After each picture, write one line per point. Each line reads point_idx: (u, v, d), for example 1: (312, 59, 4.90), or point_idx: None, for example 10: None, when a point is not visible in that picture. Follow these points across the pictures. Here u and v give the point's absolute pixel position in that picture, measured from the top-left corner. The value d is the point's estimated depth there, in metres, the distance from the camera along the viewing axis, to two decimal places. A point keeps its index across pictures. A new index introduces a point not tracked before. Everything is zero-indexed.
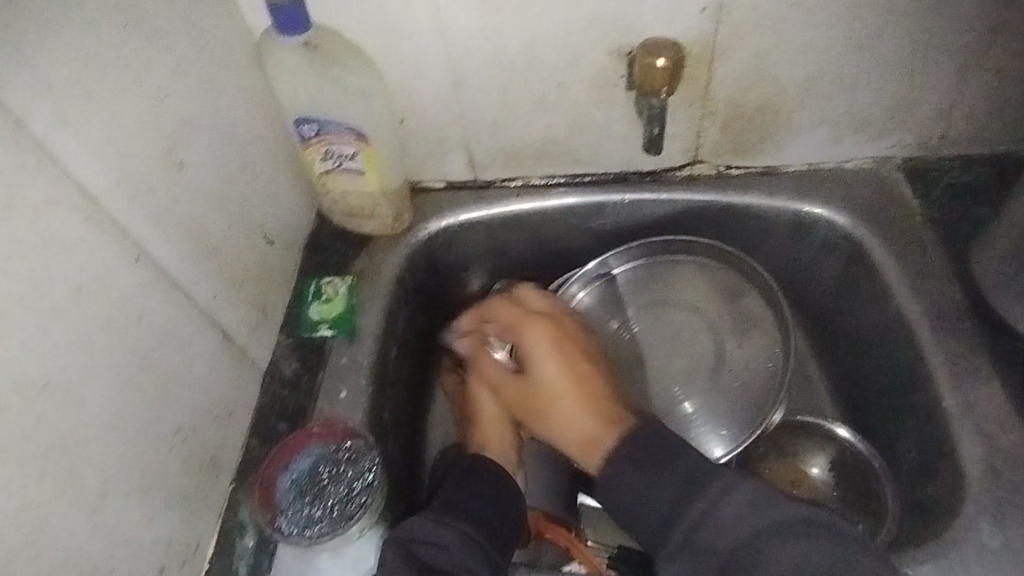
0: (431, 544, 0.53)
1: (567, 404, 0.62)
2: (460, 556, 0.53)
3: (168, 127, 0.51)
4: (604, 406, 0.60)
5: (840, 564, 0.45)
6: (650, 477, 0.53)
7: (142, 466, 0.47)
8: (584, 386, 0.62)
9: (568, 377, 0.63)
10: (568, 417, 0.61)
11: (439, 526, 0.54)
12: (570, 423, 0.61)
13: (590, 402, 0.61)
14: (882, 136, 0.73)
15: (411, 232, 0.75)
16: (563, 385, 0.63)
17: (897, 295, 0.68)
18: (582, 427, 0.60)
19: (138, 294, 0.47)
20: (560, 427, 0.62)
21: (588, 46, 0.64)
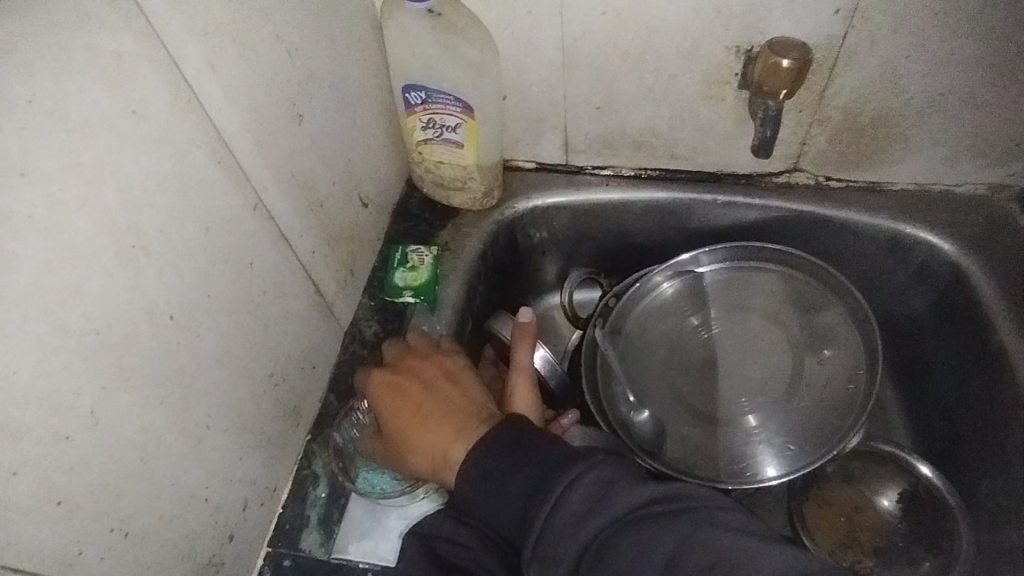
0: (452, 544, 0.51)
1: (418, 429, 0.55)
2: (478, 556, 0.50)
3: (293, 82, 0.52)
4: (441, 426, 0.54)
5: (676, 552, 0.40)
6: (502, 474, 0.48)
7: (238, 405, 0.50)
8: (429, 409, 0.56)
9: (409, 408, 0.57)
10: (417, 441, 0.55)
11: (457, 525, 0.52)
12: (415, 452, 0.55)
13: (420, 429, 0.55)
14: (1004, 162, 0.69)
15: (497, 209, 0.75)
16: (407, 417, 0.56)
17: (1000, 331, 0.64)
18: (433, 446, 0.54)
19: (251, 241, 0.49)
20: (410, 457, 0.56)
21: (707, 40, 0.63)
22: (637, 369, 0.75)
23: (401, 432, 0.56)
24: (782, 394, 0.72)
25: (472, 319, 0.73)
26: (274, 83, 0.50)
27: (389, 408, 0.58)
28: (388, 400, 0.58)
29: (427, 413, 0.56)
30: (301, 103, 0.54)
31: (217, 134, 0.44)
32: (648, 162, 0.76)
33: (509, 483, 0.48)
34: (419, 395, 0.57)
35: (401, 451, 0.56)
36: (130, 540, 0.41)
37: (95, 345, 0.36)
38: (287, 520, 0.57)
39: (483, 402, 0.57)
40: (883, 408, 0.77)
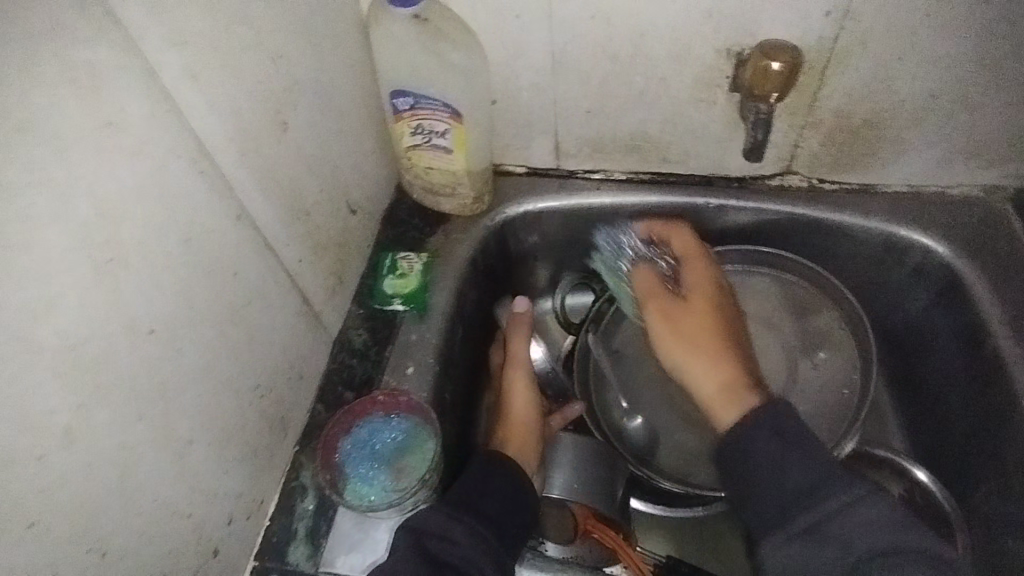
0: (443, 539, 0.53)
1: (701, 356, 0.65)
2: (468, 551, 0.53)
3: (277, 89, 0.51)
4: (736, 355, 0.66)
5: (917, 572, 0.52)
6: (797, 461, 0.57)
7: (223, 418, 0.49)
8: (730, 343, 0.66)
9: (721, 318, 0.68)
10: (700, 370, 0.65)
11: (450, 521, 0.54)
12: (695, 347, 0.66)
13: (721, 346, 0.66)
14: (997, 163, 0.69)
15: (488, 214, 0.75)
16: (712, 327, 0.67)
17: (994, 334, 0.64)
18: (716, 370, 0.64)
19: (235, 251, 0.48)
20: (692, 358, 0.66)
21: (697, 42, 0.62)
22: (629, 376, 0.74)
23: (676, 335, 0.67)
24: (779, 399, 0.71)
25: (463, 325, 0.72)
26: (257, 90, 0.49)
27: (691, 318, 0.67)
28: (701, 310, 0.67)
29: (730, 332, 0.67)
30: (286, 111, 0.53)
31: (198, 143, 0.43)
32: (640, 167, 0.76)
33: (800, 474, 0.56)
34: (707, 312, 0.67)
35: (688, 340, 0.66)
36: (110, 559, 0.40)
37: (67, 361, 0.35)
38: (275, 533, 0.56)
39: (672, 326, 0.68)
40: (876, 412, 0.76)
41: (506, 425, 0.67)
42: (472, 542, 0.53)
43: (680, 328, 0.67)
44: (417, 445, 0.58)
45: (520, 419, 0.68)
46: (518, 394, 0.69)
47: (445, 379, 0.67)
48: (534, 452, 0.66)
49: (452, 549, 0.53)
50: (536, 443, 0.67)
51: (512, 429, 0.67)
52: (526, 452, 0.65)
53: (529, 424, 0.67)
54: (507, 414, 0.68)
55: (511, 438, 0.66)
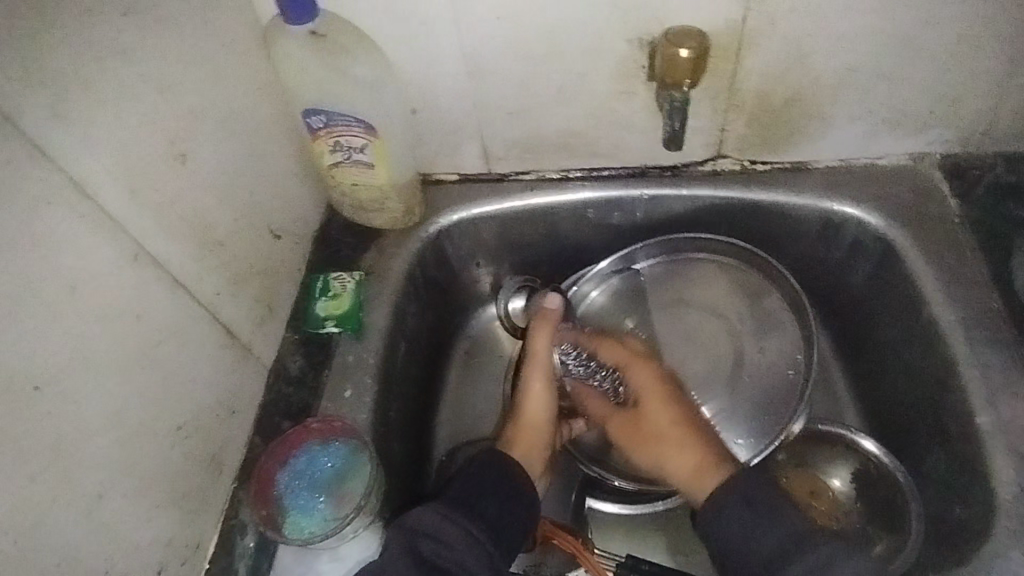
0: (436, 541, 0.55)
1: (665, 441, 0.66)
2: (461, 556, 0.55)
3: (169, 120, 0.50)
4: (696, 434, 0.66)
5: None
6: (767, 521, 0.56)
7: (140, 466, 0.47)
8: (690, 418, 0.67)
9: (672, 407, 0.68)
10: (669, 456, 0.66)
11: (443, 521, 0.56)
12: (659, 439, 0.67)
13: (680, 431, 0.66)
14: (920, 131, 0.69)
15: (421, 225, 0.73)
16: (665, 414, 0.67)
17: (931, 303, 0.63)
18: (681, 454, 0.65)
19: (135, 292, 0.47)
20: (662, 450, 0.66)
21: (608, 36, 0.61)
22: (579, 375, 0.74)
23: (631, 434, 0.69)
24: (725, 386, 0.70)
25: (404, 341, 0.70)
26: (144, 125, 0.47)
27: (655, 405, 0.68)
28: (655, 399, 0.68)
29: (692, 417, 0.67)
30: (184, 142, 0.51)
31: (75, 184, 0.42)
32: (570, 163, 0.74)
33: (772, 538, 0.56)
34: (668, 411, 0.68)
35: (649, 444, 0.67)
36: None
37: None
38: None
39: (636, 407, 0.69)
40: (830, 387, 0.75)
41: (514, 428, 0.69)
42: (467, 544, 0.55)
43: (641, 431, 0.69)
44: (353, 472, 0.57)
45: (535, 424, 0.69)
46: (535, 398, 0.70)
47: (387, 398, 0.66)
48: (541, 459, 0.68)
49: (446, 554, 0.55)
50: (545, 449, 0.69)
51: (521, 432, 0.68)
52: (530, 454, 0.68)
53: (541, 428, 0.69)
54: (523, 414, 0.69)
55: (520, 441, 0.68)
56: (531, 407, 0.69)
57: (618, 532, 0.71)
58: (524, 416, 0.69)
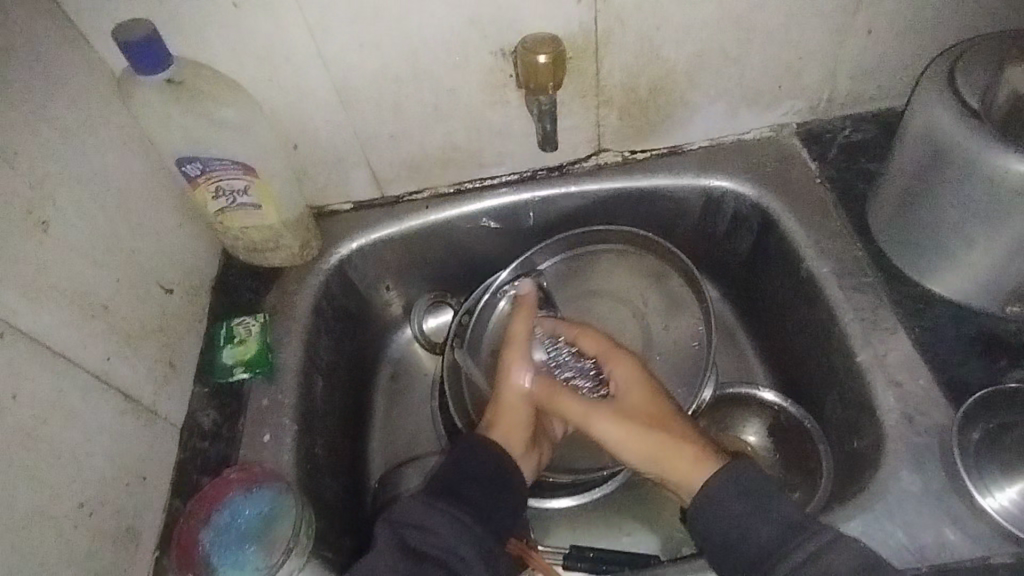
0: (419, 529, 0.55)
1: (658, 432, 0.62)
2: (449, 541, 0.55)
3: (23, 189, 0.48)
4: (682, 433, 0.61)
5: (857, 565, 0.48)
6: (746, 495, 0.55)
7: (42, 551, 0.45)
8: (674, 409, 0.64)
9: (656, 397, 0.64)
10: (658, 452, 0.61)
11: (430, 510, 0.56)
12: (646, 429, 0.62)
13: (667, 420, 0.63)
14: (774, 105, 0.75)
15: (321, 257, 0.73)
16: (647, 405, 0.64)
17: (806, 258, 0.69)
18: (675, 455, 0.60)
19: (9, 371, 0.45)
20: (655, 441, 0.61)
21: (472, 51, 0.63)
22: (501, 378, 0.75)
23: (621, 429, 0.63)
24: None
25: (322, 376, 0.70)
26: None
27: (642, 399, 0.64)
28: (641, 391, 0.65)
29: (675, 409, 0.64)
30: (44, 209, 0.49)
31: None
32: (462, 176, 0.76)
33: (755, 530, 0.53)
34: (659, 403, 0.63)
35: (644, 437, 0.62)
36: None
37: None
38: None
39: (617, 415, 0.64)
40: (739, 352, 0.79)
41: (494, 414, 0.66)
42: (455, 534, 0.55)
43: (635, 421, 0.63)
44: (279, 514, 0.55)
45: (512, 405, 0.66)
46: (518, 376, 0.67)
47: (310, 435, 0.65)
48: (528, 438, 0.66)
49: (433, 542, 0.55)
50: (527, 429, 0.66)
51: (499, 412, 0.66)
52: (512, 437, 0.65)
53: (518, 412, 0.66)
54: (504, 394, 0.67)
55: (502, 426, 0.65)
56: (513, 395, 0.67)
57: (561, 527, 0.72)
58: (501, 403, 0.66)
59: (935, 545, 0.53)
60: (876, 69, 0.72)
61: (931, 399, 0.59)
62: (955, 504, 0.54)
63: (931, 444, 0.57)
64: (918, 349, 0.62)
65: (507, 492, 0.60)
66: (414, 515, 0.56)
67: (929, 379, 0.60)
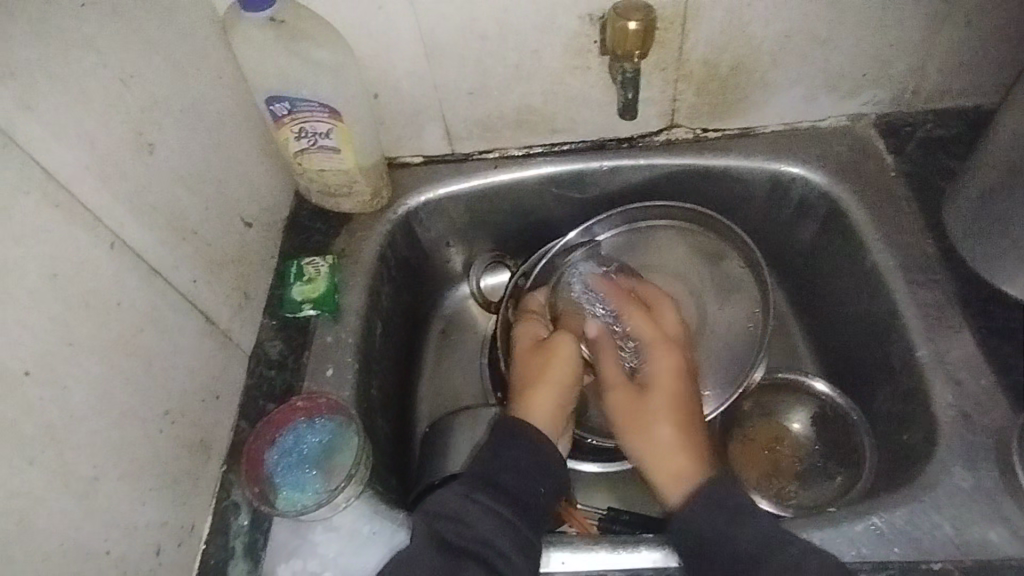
0: (453, 520, 0.54)
1: (653, 435, 0.62)
2: (485, 531, 0.54)
3: (135, 110, 0.50)
4: (665, 441, 0.62)
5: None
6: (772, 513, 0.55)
7: (130, 451, 0.49)
8: (694, 419, 0.64)
9: (675, 404, 0.64)
10: (654, 449, 0.62)
11: (465, 502, 0.55)
12: (648, 425, 0.63)
13: (671, 426, 0.62)
14: (856, 93, 0.74)
15: (390, 207, 0.75)
16: (668, 411, 0.63)
17: (873, 250, 0.68)
18: (670, 461, 0.61)
19: (114, 281, 0.48)
20: (654, 442, 0.62)
21: (561, 13, 0.63)
22: None
23: (627, 407, 0.65)
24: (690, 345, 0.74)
25: (381, 321, 0.72)
26: (109, 114, 0.48)
27: (657, 398, 0.64)
28: (660, 387, 0.64)
29: (693, 419, 0.64)
30: (149, 132, 0.52)
31: (50, 179, 0.43)
32: (532, 139, 0.77)
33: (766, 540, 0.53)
34: (685, 412, 0.63)
35: (641, 429, 0.63)
36: None
37: None
38: (211, 556, 0.56)
39: (616, 404, 0.65)
40: (790, 341, 0.80)
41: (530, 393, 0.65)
42: (496, 526, 0.54)
43: (632, 414, 0.64)
44: (342, 443, 0.58)
45: (551, 382, 0.66)
46: (566, 355, 0.67)
47: (368, 376, 0.67)
48: (559, 419, 0.65)
49: (469, 535, 0.53)
50: (561, 409, 0.66)
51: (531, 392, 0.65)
52: (542, 416, 0.64)
53: (553, 389, 0.66)
54: (547, 367, 0.67)
55: (538, 402, 0.65)
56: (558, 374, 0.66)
57: (598, 491, 0.74)
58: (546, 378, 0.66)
59: (981, 542, 0.53)
60: (969, 63, 0.70)
61: (991, 400, 0.58)
62: (1005, 504, 0.54)
63: (985, 444, 0.57)
64: (982, 350, 0.61)
65: (547, 480, 0.59)
66: (447, 507, 0.55)
67: (990, 380, 0.59)
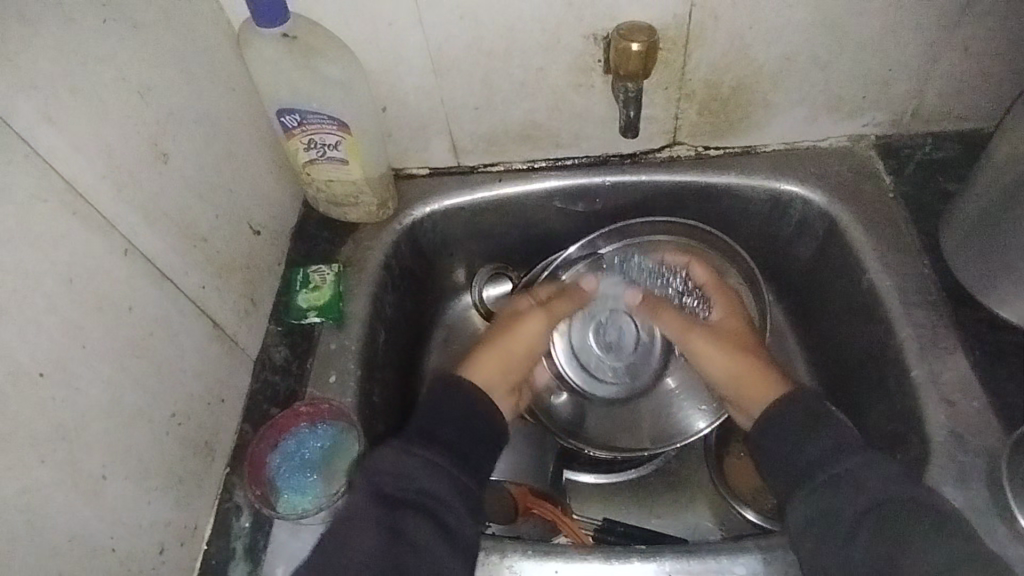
0: (393, 475, 0.56)
1: (740, 356, 0.71)
2: (426, 482, 0.57)
3: (152, 122, 0.52)
4: (746, 357, 0.71)
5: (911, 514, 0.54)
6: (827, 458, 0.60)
7: (137, 451, 0.50)
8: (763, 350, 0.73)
9: (747, 340, 0.73)
10: (740, 365, 0.70)
11: (404, 455, 0.58)
12: (731, 349, 0.71)
13: (749, 355, 0.71)
14: (857, 114, 0.75)
15: (396, 217, 0.76)
16: (740, 341, 0.73)
17: (870, 269, 0.69)
18: (754, 372, 0.70)
19: (126, 285, 0.49)
20: (738, 363, 0.70)
21: (566, 32, 0.65)
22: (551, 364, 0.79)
23: (712, 346, 0.72)
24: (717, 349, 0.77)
25: (384, 329, 0.73)
26: (126, 124, 0.50)
27: (735, 336, 0.73)
28: (732, 327, 0.74)
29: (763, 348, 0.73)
30: (164, 142, 0.54)
31: (70, 188, 0.45)
32: (536, 154, 0.78)
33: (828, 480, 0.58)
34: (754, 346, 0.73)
35: (728, 349, 0.72)
36: None
37: None
38: (213, 555, 0.57)
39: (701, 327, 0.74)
40: (787, 356, 0.81)
41: (485, 362, 0.71)
42: (428, 472, 0.57)
43: (722, 338, 0.73)
44: (344, 449, 0.60)
45: (505, 353, 0.71)
46: (531, 337, 0.72)
47: (370, 383, 0.69)
48: (503, 384, 0.71)
49: (408, 487, 0.56)
50: (508, 379, 0.71)
51: (489, 361, 0.71)
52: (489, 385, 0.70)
53: (505, 362, 0.71)
54: (510, 339, 0.72)
55: (490, 364, 0.70)
56: (516, 349, 0.72)
57: (595, 502, 0.75)
58: (499, 355, 0.71)
59: None
60: (967, 88, 0.71)
61: (982, 421, 0.59)
62: (994, 524, 0.55)
63: (976, 464, 0.57)
64: (974, 371, 0.62)
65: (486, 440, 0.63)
66: (388, 459, 0.57)
67: (983, 401, 0.60)
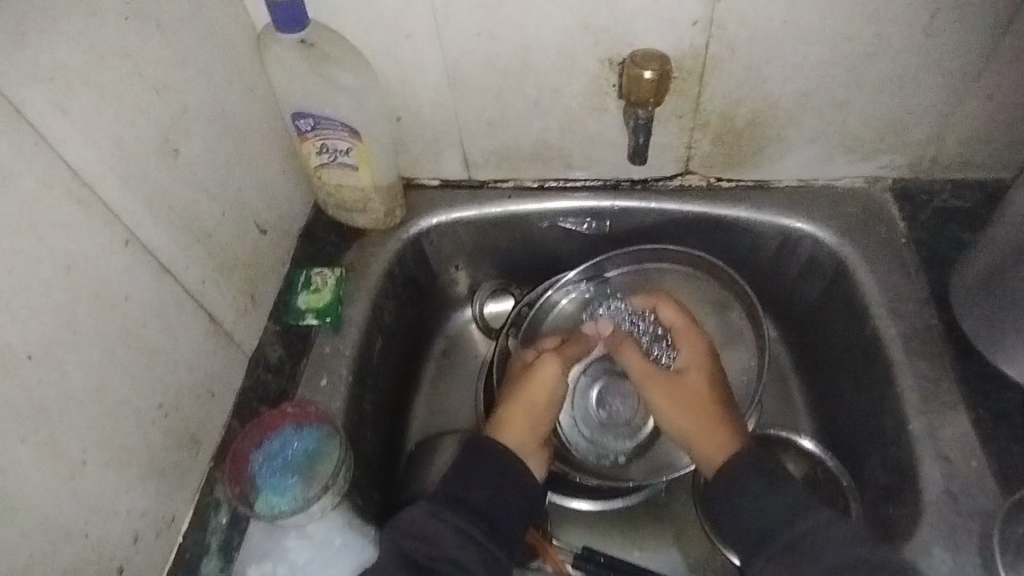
0: (420, 539, 0.57)
1: (693, 417, 0.67)
2: (453, 550, 0.57)
3: (166, 118, 0.54)
4: (703, 413, 0.67)
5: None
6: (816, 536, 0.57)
7: (121, 439, 0.51)
8: (717, 402, 0.68)
9: (706, 388, 0.69)
10: (696, 427, 0.67)
11: (433, 519, 0.58)
12: (687, 407, 0.68)
13: (706, 414, 0.67)
14: (873, 156, 0.73)
15: (403, 226, 0.77)
16: (700, 390, 0.69)
17: (875, 315, 0.67)
18: (707, 433, 0.66)
19: (125, 275, 0.50)
20: (693, 422, 0.67)
21: (582, 56, 0.65)
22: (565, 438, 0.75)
23: (670, 398, 0.69)
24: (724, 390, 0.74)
25: (381, 336, 0.73)
26: (137, 119, 0.51)
27: (688, 389, 0.69)
28: (691, 375, 0.70)
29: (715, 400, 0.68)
30: (176, 139, 0.55)
31: (75, 175, 0.46)
32: (548, 173, 0.78)
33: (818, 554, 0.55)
34: (711, 401, 0.68)
35: (687, 404, 0.68)
36: None
37: None
38: (187, 550, 0.57)
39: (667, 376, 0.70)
40: (789, 401, 0.79)
41: (505, 414, 0.68)
42: (458, 543, 0.58)
43: (680, 395, 0.68)
44: (325, 453, 0.61)
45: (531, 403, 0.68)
46: (550, 376, 0.69)
47: (361, 390, 0.69)
48: (534, 440, 0.68)
49: (432, 553, 0.57)
50: (538, 431, 0.68)
51: (511, 419, 0.68)
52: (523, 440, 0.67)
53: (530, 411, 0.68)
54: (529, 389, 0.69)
55: (514, 423, 0.67)
56: (536, 394, 0.69)
57: (575, 527, 0.74)
58: (522, 400, 0.68)
59: None
60: (990, 137, 0.69)
61: (980, 482, 0.57)
62: None
63: (969, 526, 0.56)
64: (975, 429, 0.60)
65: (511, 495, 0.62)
66: (417, 525, 0.58)
67: (981, 462, 0.58)
